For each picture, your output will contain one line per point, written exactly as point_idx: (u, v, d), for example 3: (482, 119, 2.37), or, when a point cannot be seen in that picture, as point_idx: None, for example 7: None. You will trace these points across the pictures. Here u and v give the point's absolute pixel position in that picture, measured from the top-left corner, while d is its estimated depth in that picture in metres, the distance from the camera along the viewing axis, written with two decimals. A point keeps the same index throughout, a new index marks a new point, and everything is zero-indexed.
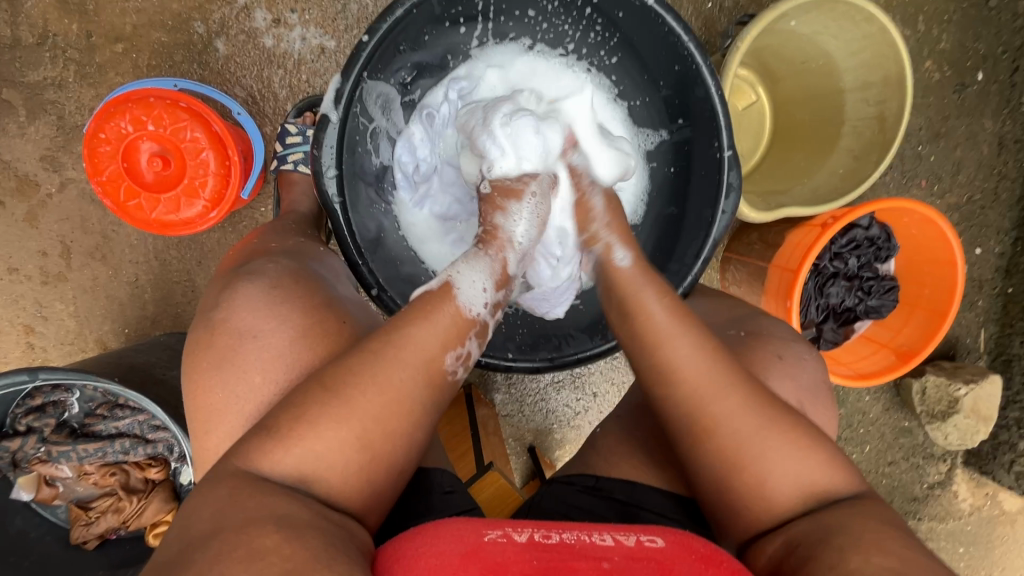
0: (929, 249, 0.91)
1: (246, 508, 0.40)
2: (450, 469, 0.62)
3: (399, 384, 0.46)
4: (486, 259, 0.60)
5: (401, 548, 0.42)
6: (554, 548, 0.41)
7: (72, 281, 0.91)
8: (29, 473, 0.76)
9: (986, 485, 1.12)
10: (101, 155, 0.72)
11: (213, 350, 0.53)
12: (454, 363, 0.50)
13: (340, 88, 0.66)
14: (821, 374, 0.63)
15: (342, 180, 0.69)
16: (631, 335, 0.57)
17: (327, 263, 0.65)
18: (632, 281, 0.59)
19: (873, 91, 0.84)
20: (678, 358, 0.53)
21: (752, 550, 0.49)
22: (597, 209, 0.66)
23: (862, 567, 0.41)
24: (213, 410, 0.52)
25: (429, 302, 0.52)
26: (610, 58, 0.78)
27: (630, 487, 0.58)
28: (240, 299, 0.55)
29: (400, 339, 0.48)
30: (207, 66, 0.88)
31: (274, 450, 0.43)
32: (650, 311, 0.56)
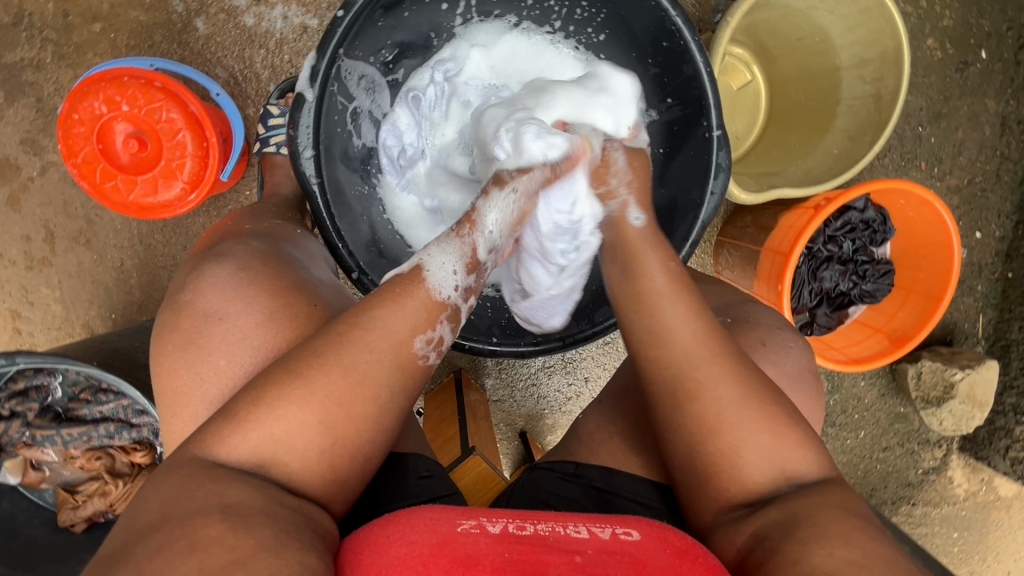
0: (925, 231, 0.89)
1: (204, 494, 0.39)
2: (429, 455, 0.62)
3: (364, 369, 0.46)
4: (460, 242, 0.56)
5: (372, 535, 0.42)
6: (527, 540, 0.40)
7: (57, 266, 0.90)
8: (15, 457, 0.77)
9: (982, 471, 1.12)
10: (75, 136, 0.71)
11: (178, 332, 0.52)
12: (425, 348, 0.49)
13: (315, 66, 0.64)
14: (806, 362, 0.61)
15: (319, 161, 0.67)
16: (627, 297, 0.57)
17: (303, 245, 0.64)
18: (638, 242, 0.60)
19: (869, 68, 0.81)
20: (672, 320, 0.53)
21: (718, 537, 0.48)
22: (617, 165, 0.63)
23: (825, 561, 0.40)
24: (177, 393, 0.51)
25: (400, 285, 0.51)
26: (597, 35, 0.75)
27: (608, 473, 0.57)
28: (207, 281, 0.54)
29: (367, 323, 0.47)
30: (187, 46, 0.86)
31: (230, 435, 0.43)
32: (652, 275, 0.56)
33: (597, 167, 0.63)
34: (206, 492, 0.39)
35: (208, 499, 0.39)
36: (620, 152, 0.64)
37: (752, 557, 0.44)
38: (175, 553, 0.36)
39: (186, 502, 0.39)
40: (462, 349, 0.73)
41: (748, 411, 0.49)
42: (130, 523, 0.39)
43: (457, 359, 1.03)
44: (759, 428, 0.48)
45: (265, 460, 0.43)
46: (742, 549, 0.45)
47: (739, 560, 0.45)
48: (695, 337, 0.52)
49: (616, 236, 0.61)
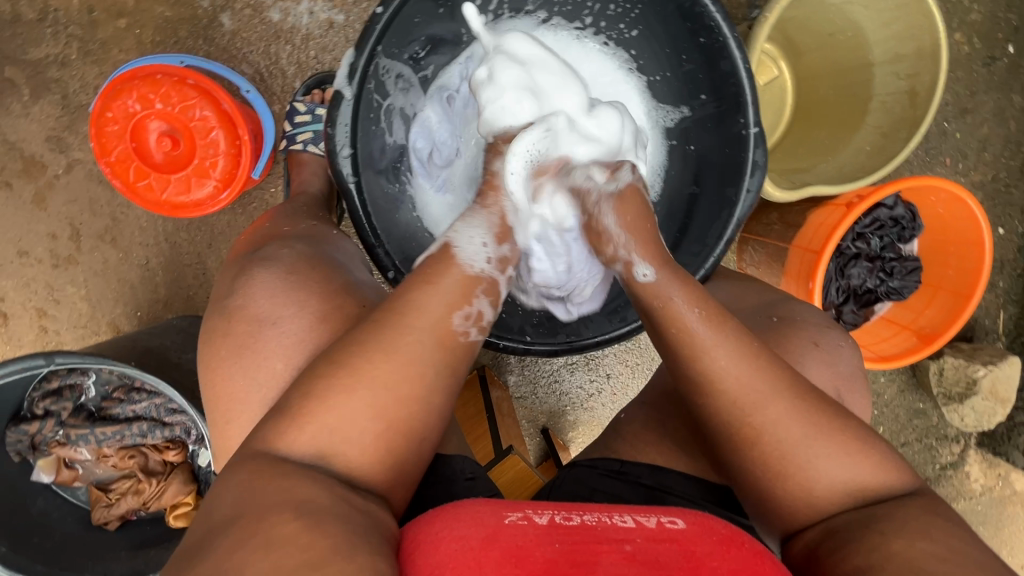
0: (955, 229, 0.88)
1: (269, 493, 0.39)
2: (470, 455, 0.62)
3: (406, 351, 0.45)
4: (487, 213, 0.59)
5: (421, 532, 0.42)
6: (575, 530, 0.40)
7: (83, 264, 0.90)
8: (48, 456, 0.77)
9: (999, 466, 1.12)
10: (109, 135, 0.70)
11: (231, 337, 0.52)
12: (464, 325, 0.49)
13: (354, 63, 0.63)
14: (856, 361, 0.62)
15: (356, 161, 0.67)
16: (666, 352, 0.54)
17: (342, 248, 0.63)
18: (660, 288, 0.56)
19: (904, 63, 0.80)
20: (720, 369, 0.50)
21: (791, 536, 0.49)
22: (611, 227, 0.60)
23: (904, 550, 0.41)
24: (233, 399, 0.51)
25: (431, 266, 0.51)
26: (630, 31, 0.75)
27: (657, 472, 0.57)
28: (257, 285, 0.54)
29: (403, 306, 0.47)
30: (213, 42, 0.85)
31: (291, 431, 0.42)
32: (681, 312, 0.53)
33: (590, 234, 0.62)
34: (276, 491, 0.39)
35: (271, 500, 0.39)
36: (611, 210, 0.61)
37: (823, 547, 0.46)
38: (254, 552, 0.36)
39: (261, 499, 0.39)
40: (496, 347, 0.73)
41: (808, 421, 0.49)
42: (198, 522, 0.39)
43: (480, 357, 1.03)
44: (801, 420, 0.49)
45: (331, 460, 0.42)
46: (811, 543, 0.47)
47: (807, 553, 0.47)
48: (762, 356, 0.50)
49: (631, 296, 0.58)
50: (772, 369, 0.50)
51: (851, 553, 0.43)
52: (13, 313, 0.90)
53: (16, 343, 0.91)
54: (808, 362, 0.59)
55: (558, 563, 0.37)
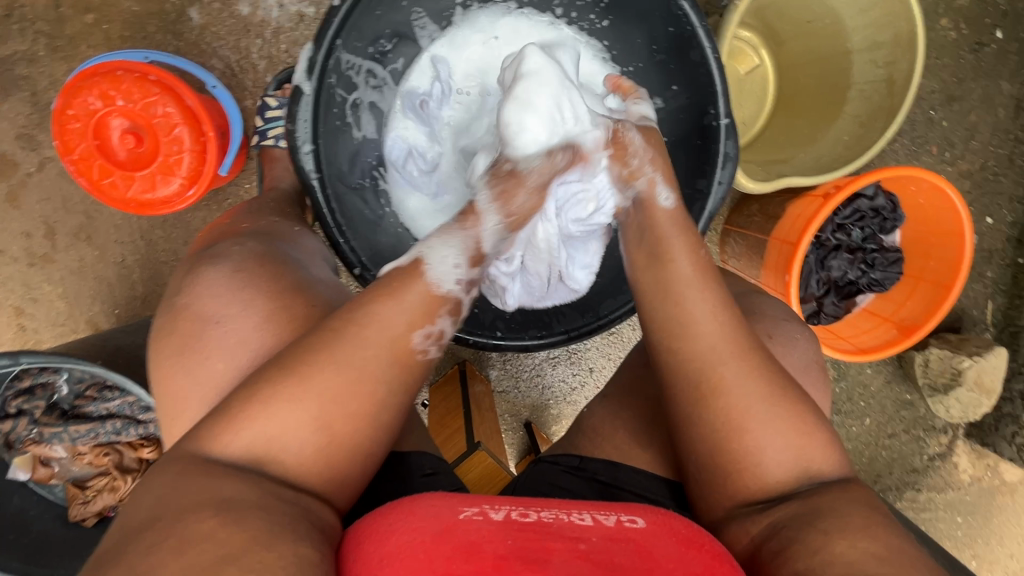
0: (936, 219, 0.87)
1: (194, 490, 0.39)
2: (433, 452, 0.61)
3: (360, 364, 0.45)
4: (464, 234, 0.54)
5: (374, 524, 0.41)
6: (530, 527, 0.40)
7: (58, 263, 0.90)
8: (24, 454, 0.77)
9: (988, 457, 1.11)
10: (71, 132, 0.70)
11: (175, 336, 0.52)
12: (424, 342, 0.48)
13: (312, 58, 0.62)
14: (813, 354, 0.61)
15: (319, 155, 0.66)
16: (647, 285, 0.56)
17: (300, 243, 0.63)
18: (667, 220, 0.58)
19: (882, 51, 0.79)
20: (697, 309, 0.52)
21: (728, 532, 0.48)
22: (635, 143, 0.60)
23: (846, 552, 0.40)
24: (177, 398, 0.51)
25: (396, 278, 0.50)
26: (600, 21, 0.74)
27: (612, 466, 0.57)
28: (203, 284, 0.54)
29: (363, 318, 0.46)
30: (182, 36, 0.84)
31: (223, 434, 0.42)
32: (675, 261, 0.55)
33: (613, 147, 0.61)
34: (211, 487, 0.39)
35: (198, 497, 0.38)
36: (637, 131, 0.61)
37: (766, 547, 0.44)
38: (184, 551, 0.35)
39: (195, 497, 0.38)
40: (466, 343, 0.73)
41: (760, 407, 0.48)
42: (132, 517, 0.39)
43: (460, 351, 1.03)
44: (773, 411, 0.48)
45: (278, 454, 0.42)
46: (756, 539, 0.45)
47: (752, 549, 0.45)
48: (733, 312, 0.52)
49: (642, 220, 0.59)
50: (754, 339, 0.52)
51: (796, 554, 0.42)
52: None
53: None
54: None
55: (508, 560, 0.37)
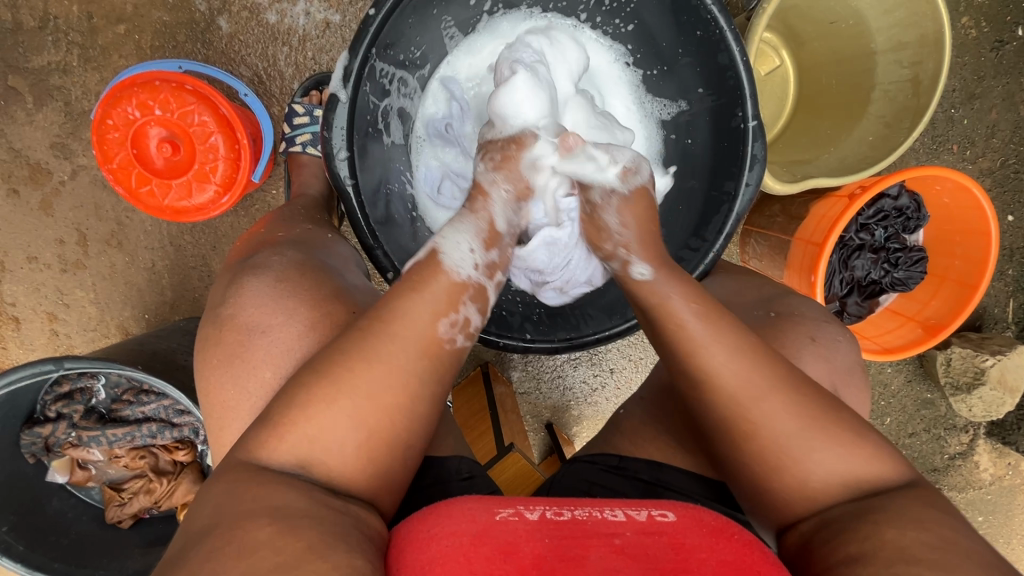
0: (961, 218, 0.87)
1: (248, 499, 0.39)
2: (468, 455, 0.62)
3: (392, 359, 0.45)
4: (474, 216, 0.58)
5: (415, 530, 0.42)
6: (566, 525, 0.40)
7: (90, 269, 0.91)
8: (61, 457, 0.79)
9: (1009, 455, 1.11)
10: (110, 142, 0.71)
11: (222, 346, 0.53)
12: (450, 331, 0.48)
13: (348, 66, 0.63)
14: (855, 356, 0.61)
15: (353, 162, 0.67)
16: (658, 324, 0.55)
17: (335, 252, 0.64)
18: (659, 288, 0.56)
19: (907, 51, 0.79)
20: (710, 343, 0.51)
21: (782, 525, 0.49)
22: (612, 226, 0.61)
23: (897, 538, 0.41)
24: (225, 407, 0.52)
25: (420, 271, 0.50)
26: (625, 25, 0.74)
27: (655, 467, 0.58)
28: (247, 294, 0.55)
29: (389, 315, 0.47)
30: (211, 45, 0.85)
31: (269, 440, 0.42)
32: (673, 296, 0.54)
33: (590, 228, 0.63)
34: (262, 497, 0.39)
35: (251, 503, 0.39)
36: (618, 209, 0.61)
37: (817, 537, 0.45)
38: (247, 552, 0.36)
39: (243, 504, 0.39)
40: (496, 346, 0.74)
41: (795, 412, 0.48)
42: (188, 526, 0.40)
43: (483, 353, 1.04)
44: (785, 410, 0.48)
45: (315, 461, 0.42)
46: (805, 532, 0.47)
47: (803, 540, 0.46)
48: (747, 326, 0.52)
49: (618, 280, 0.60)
50: (771, 364, 0.50)
51: (846, 540, 0.43)
52: (25, 318, 0.92)
53: (28, 346, 0.93)
54: (804, 357, 0.58)
55: (546, 559, 0.38)
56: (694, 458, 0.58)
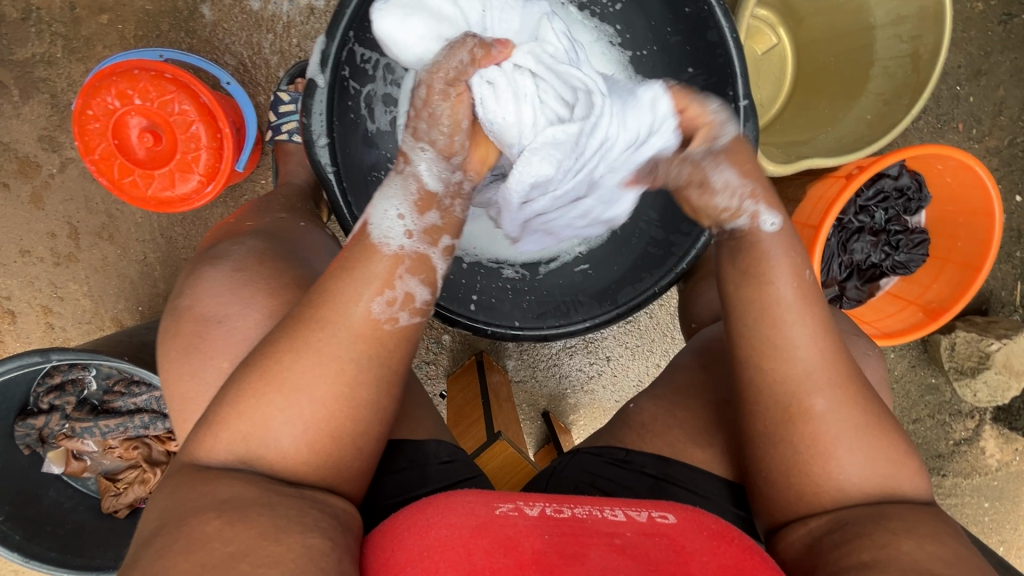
0: (963, 198, 0.85)
1: (196, 495, 0.38)
2: (451, 439, 0.60)
3: (319, 346, 0.41)
4: (402, 176, 0.48)
5: (411, 518, 0.40)
6: (566, 523, 0.39)
7: (83, 262, 0.92)
8: (57, 448, 0.80)
9: (1015, 440, 1.09)
10: (91, 132, 0.71)
11: (180, 338, 0.53)
12: (387, 310, 0.43)
13: (325, 50, 0.62)
14: (882, 372, 0.61)
15: (334, 148, 0.66)
16: (745, 305, 0.48)
17: (305, 240, 0.63)
18: (770, 251, 0.48)
19: (907, 26, 0.77)
20: (797, 339, 0.46)
21: (786, 527, 0.48)
22: (729, 179, 0.50)
23: (915, 551, 0.40)
24: (184, 399, 0.51)
25: (345, 254, 0.45)
26: (613, 4, 0.72)
27: (663, 461, 0.57)
28: (203, 285, 0.55)
29: (317, 299, 0.43)
30: (195, 34, 0.84)
31: (206, 438, 0.41)
32: (776, 283, 0.48)
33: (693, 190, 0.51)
34: (209, 492, 0.38)
35: (201, 499, 0.38)
36: (727, 162, 0.50)
37: (828, 539, 0.44)
38: (215, 544, 0.35)
39: (189, 503, 0.38)
40: (486, 335, 0.73)
41: (852, 438, 0.46)
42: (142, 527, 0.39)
43: (478, 342, 1.04)
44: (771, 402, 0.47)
45: (259, 456, 0.40)
46: (814, 532, 0.45)
47: (809, 541, 0.45)
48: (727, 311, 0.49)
49: (734, 248, 0.50)
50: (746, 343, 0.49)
51: (859, 547, 0.41)
52: (19, 311, 0.92)
53: (25, 340, 0.93)
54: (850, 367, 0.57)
55: (546, 555, 0.36)
56: (679, 447, 0.57)
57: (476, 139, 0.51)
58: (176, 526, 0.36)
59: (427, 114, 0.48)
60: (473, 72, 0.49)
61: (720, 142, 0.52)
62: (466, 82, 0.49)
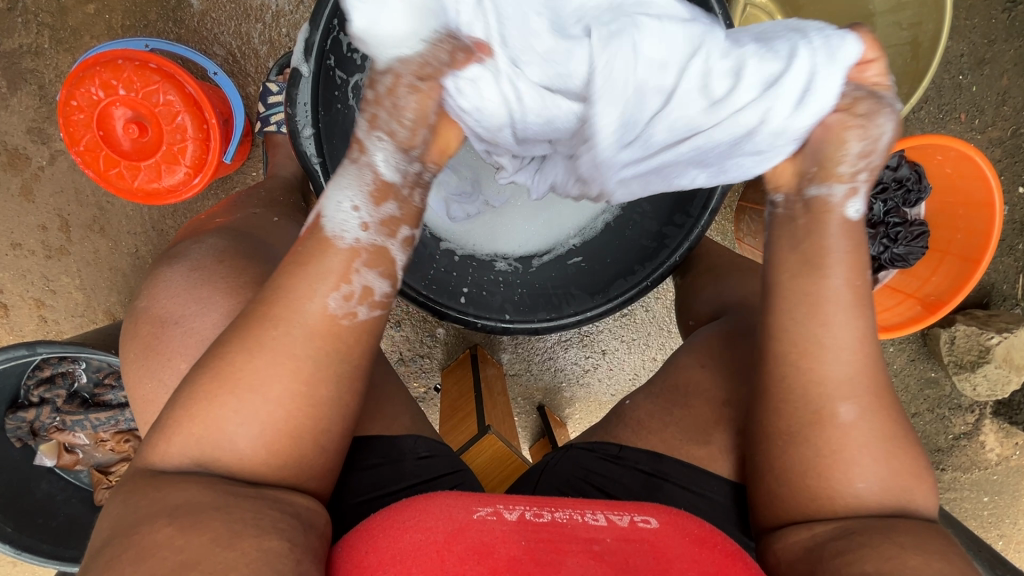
0: (964, 189, 0.83)
1: (146, 503, 0.38)
2: (436, 436, 0.60)
3: (269, 343, 0.41)
4: (356, 165, 0.45)
5: (388, 519, 0.39)
6: (544, 528, 0.38)
7: (74, 255, 0.91)
8: (49, 441, 0.79)
9: (1016, 435, 1.07)
10: (76, 123, 0.70)
11: (138, 339, 0.53)
12: (343, 306, 0.42)
13: (309, 39, 0.61)
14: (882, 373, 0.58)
15: (320, 139, 0.65)
16: (791, 293, 0.46)
17: (273, 236, 0.62)
18: (841, 237, 0.45)
19: (906, 13, 0.75)
20: (840, 338, 0.45)
21: (785, 529, 0.46)
22: (864, 136, 0.43)
23: (922, 566, 0.39)
24: (146, 401, 0.51)
25: (298, 246, 0.44)
26: None
27: (656, 458, 0.56)
28: (160, 286, 0.54)
29: (270, 295, 0.42)
30: (182, 23, 0.83)
31: (160, 443, 0.41)
32: (829, 275, 0.45)
33: (824, 141, 0.44)
34: (166, 497, 0.38)
35: (157, 504, 0.37)
36: (880, 120, 0.43)
37: (832, 545, 0.42)
38: (174, 549, 0.34)
39: (142, 509, 0.37)
40: (476, 328, 0.72)
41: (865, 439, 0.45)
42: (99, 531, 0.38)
43: (472, 335, 1.03)
44: None
45: (214, 458, 0.40)
46: (820, 536, 0.43)
47: (810, 545, 0.43)
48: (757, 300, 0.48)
49: (808, 221, 0.46)
50: (768, 334, 0.47)
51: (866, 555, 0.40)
52: (12, 304, 0.92)
53: (18, 333, 0.93)
54: None
55: (522, 562, 0.35)
56: (669, 446, 0.56)
57: (441, 125, 0.46)
58: (129, 535, 0.36)
59: (390, 103, 0.43)
60: (449, 73, 0.43)
61: (886, 108, 0.43)
62: (442, 81, 0.43)
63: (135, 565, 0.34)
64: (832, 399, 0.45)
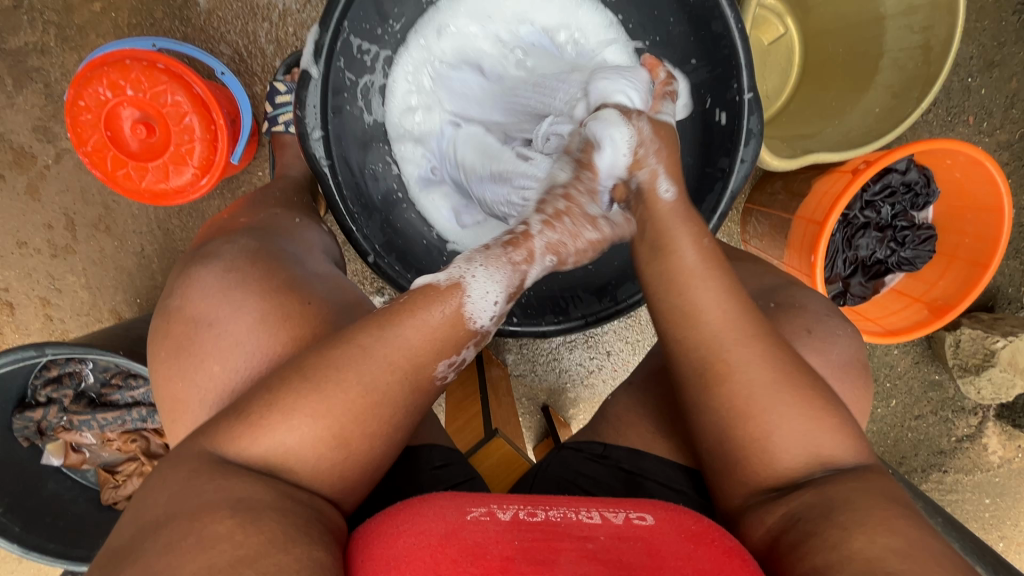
0: (973, 193, 0.83)
1: (153, 504, 0.38)
2: (444, 440, 0.60)
3: (362, 385, 0.42)
4: (513, 267, 0.48)
5: (383, 524, 0.39)
6: (538, 527, 0.38)
7: (80, 254, 0.91)
8: (56, 441, 0.80)
9: (1018, 437, 1.07)
10: (83, 124, 0.70)
11: (169, 339, 0.52)
12: (446, 369, 0.46)
13: (319, 40, 0.61)
14: (855, 349, 0.57)
15: (328, 142, 0.64)
16: (655, 276, 0.50)
17: (299, 238, 0.62)
18: (671, 215, 0.52)
19: (918, 15, 0.74)
20: (704, 301, 0.48)
21: (745, 522, 0.45)
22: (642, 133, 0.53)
23: (865, 548, 0.37)
24: (176, 401, 0.51)
25: (425, 300, 0.45)
26: None
27: (637, 455, 0.56)
28: (195, 286, 0.54)
29: (387, 340, 0.43)
30: (189, 22, 0.83)
31: (244, 435, 0.40)
32: (681, 250, 0.50)
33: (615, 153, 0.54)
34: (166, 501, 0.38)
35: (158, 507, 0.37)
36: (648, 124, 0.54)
37: (784, 540, 0.41)
38: (165, 553, 0.34)
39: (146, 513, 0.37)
40: None
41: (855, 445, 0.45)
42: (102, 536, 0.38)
43: None
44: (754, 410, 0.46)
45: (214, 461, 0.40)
46: (772, 530, 0.42)
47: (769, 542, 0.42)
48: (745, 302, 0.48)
49: (642, 210, 0.53)
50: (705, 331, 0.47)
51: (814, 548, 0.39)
52: (18, 304, 0.92)
53: (25, 332, 0.93)
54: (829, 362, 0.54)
55: (515, 562, 0.35)
56: (673, 450, 0.56)
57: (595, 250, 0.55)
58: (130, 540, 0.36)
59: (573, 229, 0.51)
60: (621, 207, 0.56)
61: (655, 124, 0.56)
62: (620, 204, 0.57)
63: (133, 564, 0.34)
64: (778, 398, 0.45)
